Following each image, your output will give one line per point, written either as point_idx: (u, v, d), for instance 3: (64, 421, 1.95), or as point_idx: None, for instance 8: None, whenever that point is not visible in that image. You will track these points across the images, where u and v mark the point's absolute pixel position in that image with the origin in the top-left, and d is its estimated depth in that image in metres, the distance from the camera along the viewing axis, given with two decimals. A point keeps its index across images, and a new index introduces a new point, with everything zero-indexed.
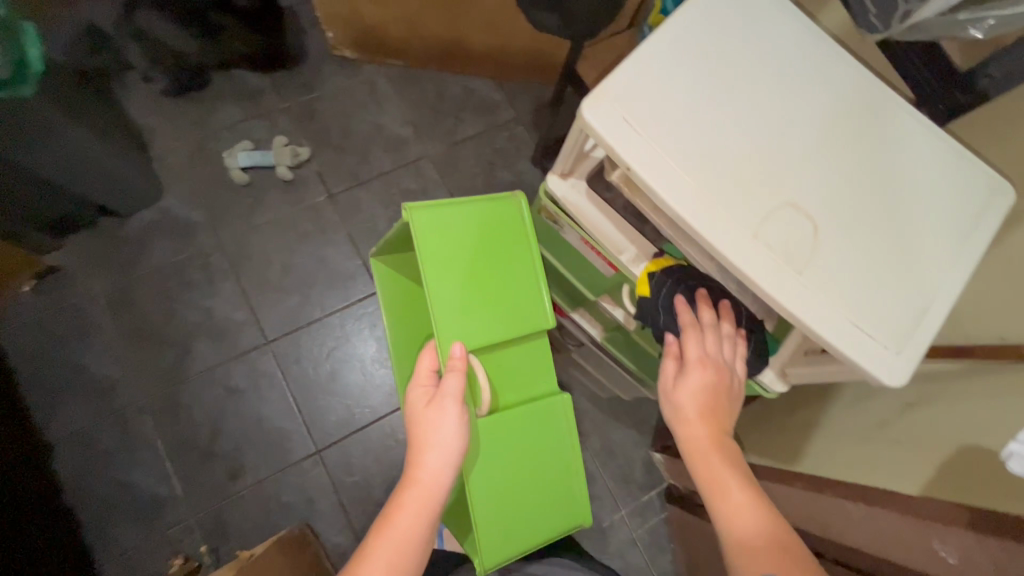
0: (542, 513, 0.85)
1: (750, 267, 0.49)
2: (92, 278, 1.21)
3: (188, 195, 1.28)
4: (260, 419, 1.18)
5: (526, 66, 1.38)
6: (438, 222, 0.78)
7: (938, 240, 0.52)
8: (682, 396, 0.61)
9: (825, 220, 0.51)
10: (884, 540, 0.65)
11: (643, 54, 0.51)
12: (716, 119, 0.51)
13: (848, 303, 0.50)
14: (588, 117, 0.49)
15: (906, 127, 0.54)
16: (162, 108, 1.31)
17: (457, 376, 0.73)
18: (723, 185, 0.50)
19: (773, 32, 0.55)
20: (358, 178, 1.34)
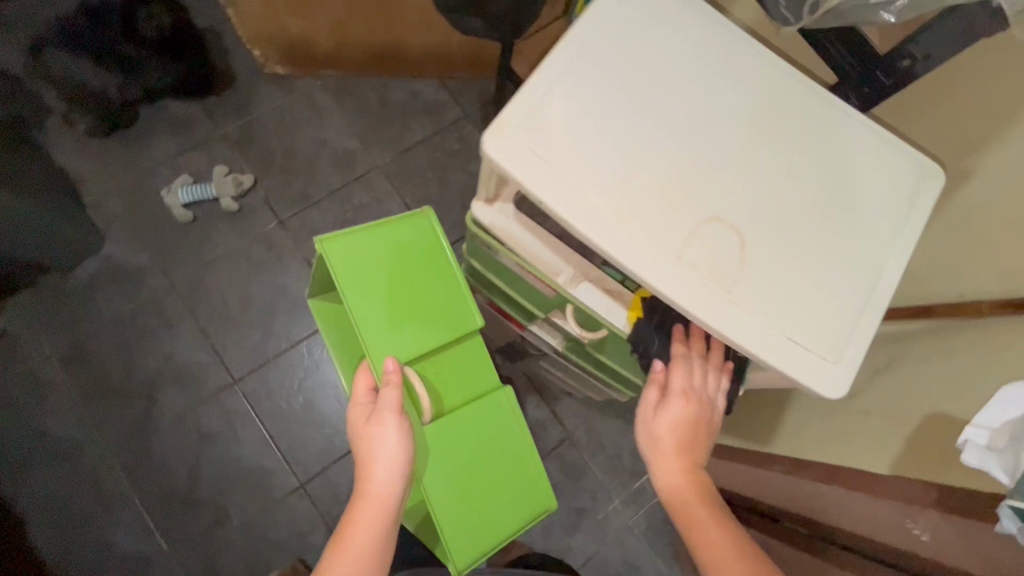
0: (506, 507, 0.84)
1: (676, 291, 0.47)
2: (42, 339, 1.16)
3: (132, 239, 1.22)
4: (238, 461, 1.15)
5: (466, 61, 1.33)
6: (354, 251, 0.79)
7: (868, 239, 0.51)
8: (661, 426, 0.62)
9: (751, 231, 0.49)
10: (865, 520, 0.66)
11: (544, 76, 0.49)
12: (627, 139, 0.49)
13: (782, 316, 0.48)
14: (490, 152, 0.46)
15: (826, 120, 0.53)
16: (90, 150, 1.24)
17: (394, 390, 0.72)
18: (642, 207, 0.48)
19: (681, 35, 0.52)
20: (307, 199, 1.29)
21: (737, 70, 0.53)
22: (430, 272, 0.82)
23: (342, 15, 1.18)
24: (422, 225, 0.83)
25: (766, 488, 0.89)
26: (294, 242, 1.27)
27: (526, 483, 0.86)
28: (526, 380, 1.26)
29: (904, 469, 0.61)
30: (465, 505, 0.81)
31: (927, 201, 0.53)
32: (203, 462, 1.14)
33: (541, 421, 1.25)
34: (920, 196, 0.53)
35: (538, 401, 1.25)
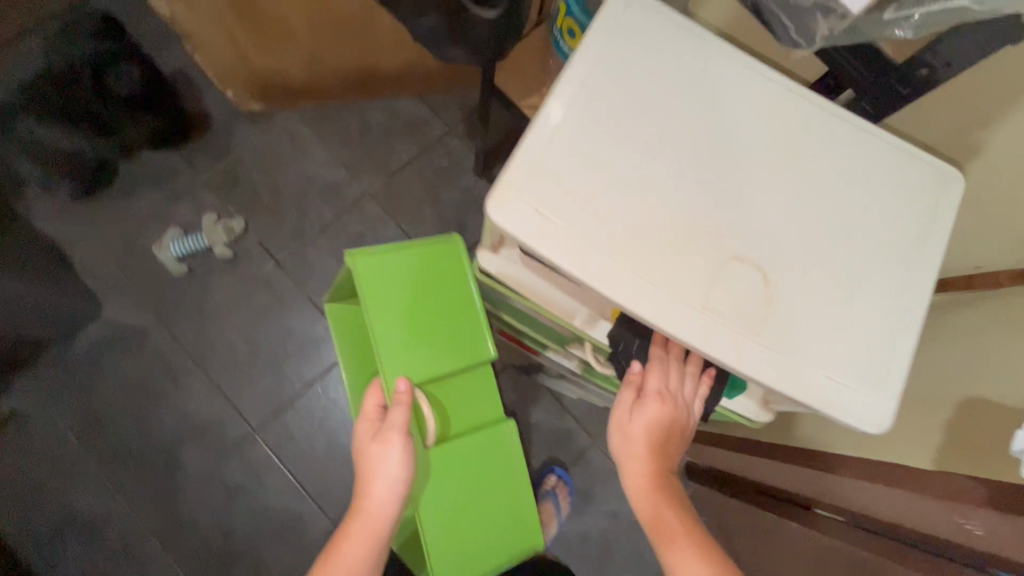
0: (490, 534, 0.84)
1: (704, 341, 0.46)
2: (55, 413, 1.14)
3: (129, 300, 1.20)
4: (268, 510, 1.15)
5: (443, 77, 1.28)
6: (382, 267, 0.75)
7: (895, 259, 0.50)
8: (637, 426, 0.60)
9: (774, 267, 0.48)
10: (902, 513, 0.65)
11: (545, 129, 0.47)
12: (636, 186, 0.47)
13: (814, 351, 0.47)
14: (494, 219, 0.45)
15: (836, 134, 0.51)
16: (74, 216, 1.21)
17: (403, 411, 0.70)
18: (656, 257, 0.46)
19: (680, 63, 0.50)
20: (301, 236, 1.26)
21: (741, 95, 0.50)
22: (451, 297, 0.78)
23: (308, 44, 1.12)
24: (452, 252, 0.78)
25: (795, 478, 0.88)
26: (294, 282, 1.24)
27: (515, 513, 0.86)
28: (545, 392, 1.25)
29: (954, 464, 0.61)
30: (451, 528, 0.81)
31: (950, 211, 0.51)
32: (233, 516, 1.14)
33: (564, 431, 1.24)
34: (942, 206, 0.51)
35: (559, 411, 1.25)
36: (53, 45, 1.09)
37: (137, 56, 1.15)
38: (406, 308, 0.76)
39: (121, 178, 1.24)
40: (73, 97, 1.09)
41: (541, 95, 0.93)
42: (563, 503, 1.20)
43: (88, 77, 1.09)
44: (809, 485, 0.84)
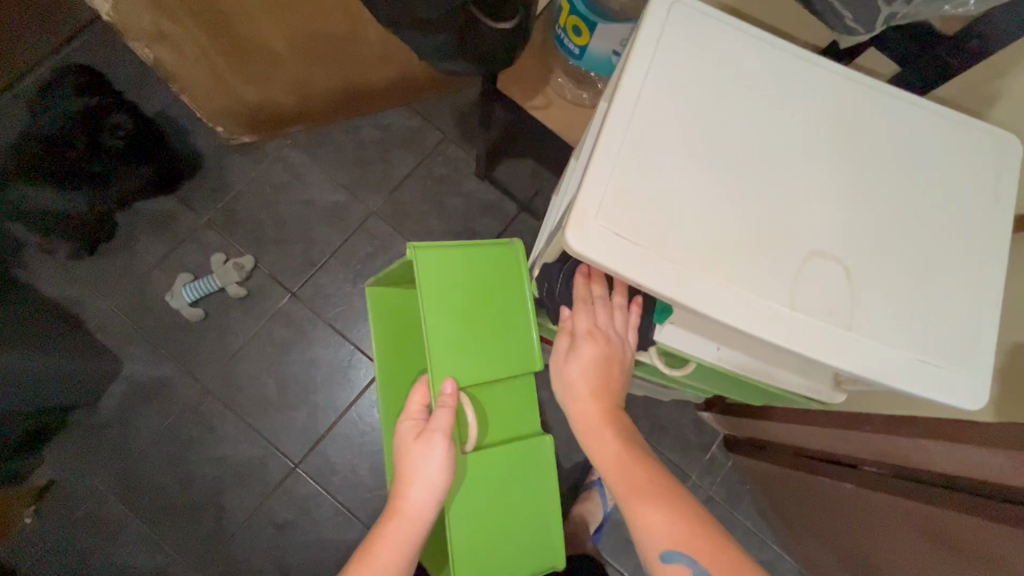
0: (518, 548, 0.77)
1: (800, 341, 0.47)
2: (91, 478, 1.13)
3: (149, 352, 1.18)
4: (322, 541, 1.14)
5: (434, 84, 1.25)
6: (442, 264, 0.72)
7: (961, 232, 0.52)
8: (575, 370, 0.64)
9: (850, 257, 0.49)
10: (972, 467, 0.67)
11: (611, 155, 0.48)
12: (708, 197, 0.48)
13: (902, 335, 0.49)
14: (578, 249, 0.45)
15: (888, 119, 0.53)
16: (79, 275, 1.19)
17: (447, 414, 0.68)
18: (741, 265, 0.48)
19: (730, 69, 0.51)
20: (312, 264, 1.25)
21: (789, 92, 0.52)
22: (505, 299, 0.75)
23: (300, 72, 1.08)
24: (508, 258, 0.77)
25: (841, 440, 0.91)
26: (312, 310, 1.23)
27: (541, 526, 0.79)
28: None
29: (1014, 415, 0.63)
30: (479, 539, 0.75)
31: (1005, 176, 0.53)
32: (287, 552, 1.13)
33: None
34: (996, 173, 0.53)
35: None
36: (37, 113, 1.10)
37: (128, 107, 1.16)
38: (460, 309, 0.73)
39: (120, 230, 1.21)
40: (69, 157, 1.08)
41: (545, 94, 0.92)
42: (610, 495, 1.19)
43: (80, 130, 1.10)
44: (857, 447, 0.87)
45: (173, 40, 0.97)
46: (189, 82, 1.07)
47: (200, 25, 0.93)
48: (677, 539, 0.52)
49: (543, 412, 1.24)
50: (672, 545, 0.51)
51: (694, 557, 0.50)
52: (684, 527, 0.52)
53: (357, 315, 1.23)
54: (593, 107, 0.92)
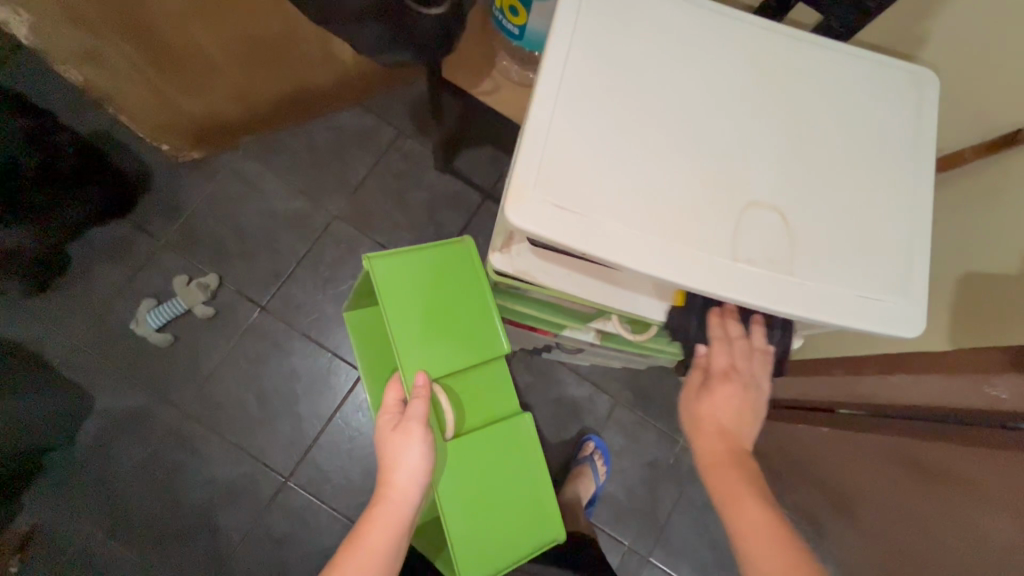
0: (513, 528, 0.77)
1: (746, 294, 0.45)
2: (77, 518, 1.10)
3: (120, 383, 1.15)
4: (324, 551, 1.14)
5: (380, 80, 1.23)
6: (399, 265, 0.72)
7: (893, 171, 0.50)
8: (704, 406, 0.61)
9: (789, 204, 0.47)
10: (931, 395, 0.70)
11: (544, 119, 0.45)
12: (641, 156, 0.46)
13: (848, 276, 0.47)
14: (518, 224, 0.43)
15: (816, 58, 0.51)
16: (36, 312, 1.15)
17: (422, 404, 0.68)
18: (683, 221, 0.45)
19: (654, 21, 0.49)
20: (280, 275, 1.22)
21: (717, 44, 0.50)
22: (463, 293, 0.74)
23: (241, 79, 1.04)
24: (464, 254, 0.75)
25: (823, 385, 0.93)
26: (285, 321, 1.21)
27: (538, 504, 0.78)
28: (560, 365, 1.27)
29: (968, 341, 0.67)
30: (471, 522, 0.75)
31: (934, 109, 0.52)
32: (289, 567, 1.13)
33: (587, 397, 1.27)
34: (924, 109, 0.52)
35: (577, 380, 1.27)
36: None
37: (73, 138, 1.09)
38: (420, 309, 0.73)
39: (75, 262, 1.18)
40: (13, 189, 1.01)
41: (492, 78, 0.91)
42: (601, 468, 1.21)
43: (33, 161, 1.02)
44: (835, 391, 0.89)
45: (105, 59, 0.93)
46: (126, 100, 1.04)
47: (129, 42, 0.89)
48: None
49: (529, 395, 1.25)
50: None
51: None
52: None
53: (331, 321, 1.22)
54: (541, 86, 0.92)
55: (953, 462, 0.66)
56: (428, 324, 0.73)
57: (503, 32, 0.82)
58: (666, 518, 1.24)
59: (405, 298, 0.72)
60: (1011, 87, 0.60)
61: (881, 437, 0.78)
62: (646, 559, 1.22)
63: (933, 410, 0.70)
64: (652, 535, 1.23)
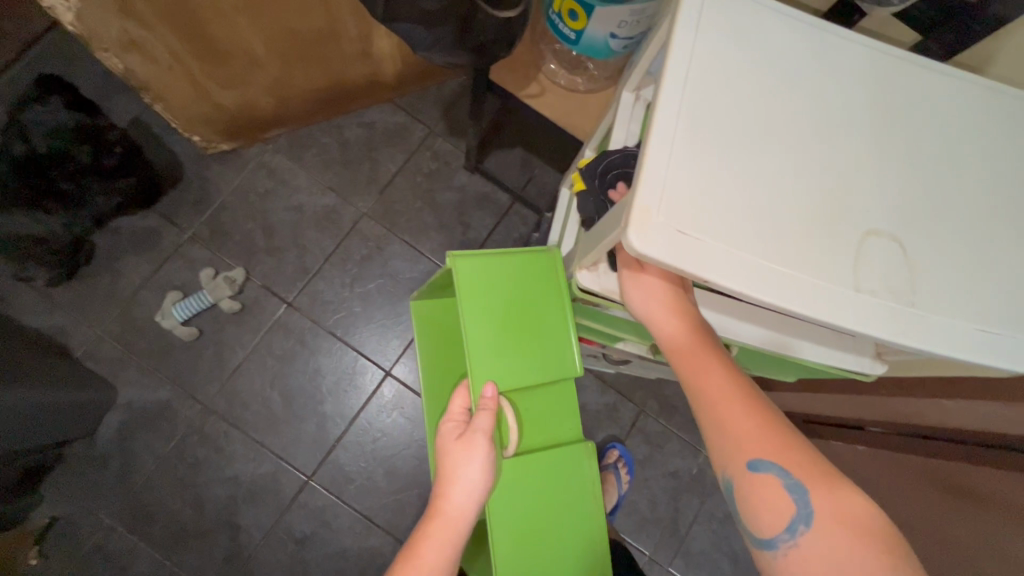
0: (563, 549, 0.76)
1: (867, 325, 0.43)
2: (97, 511, 1.09)
3: (144, 376, 1.14)
4: (344, 551, 1.13)
5: (414, 78, 1.22)
6: (484, 270, 0.71)
7: (1011, 199, 0.48)
8: (634, 285, 0.56)
9: (908, 232, 0.46)
10: (989, 421, 0.69)
11: (665, 142, 0.43)
12: (761, 179, 0.44)
13: (970, 308, 0.45)
14: (640, 249, 0.41)
15: (929, 82, 0.49)
16: (60, 302, 1.14)
17: (490, 417, 0.67)
18: (803, 249, 0.44)
19: (771, 40, 0.47)
20: (306, 271, 1.21)
21: (834, 66, 0.48)
22: (542, 305, 0.72)
23: (278, 72, 1.03)
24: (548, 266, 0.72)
25: (859, 403, 0.93)
26: (311, 319, 1.19)
27: (584, 528, 0.77)
28: (585, 372, 1.26)
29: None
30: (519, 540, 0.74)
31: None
32: (309, 566, 1.11)
33: (611, 406, 1.26)
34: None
35: (602, 388, 1.27)
36: (13, 123, 1.00)
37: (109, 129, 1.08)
38: (497, 315, 0.71)
39: (100, 252, 1.16)
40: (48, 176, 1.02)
41: (538, 82, 0.90)
42: (624, 478, 1.19)
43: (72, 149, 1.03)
44: (872, 409, 0.90)
45: (145, 47, 0.89)
46: (164, 92, 1.01)
47: (173, 32, 0.87)
48: (770, 450, 0.49)
49: None
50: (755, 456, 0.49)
51: (784, 467, 0.48)
52: (779, 442, 0.49)
53: (357, 320, 1.21)
54: (587, 91, 0.91)
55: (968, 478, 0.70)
56: (504, 332, 0.71)
57: (557, 35, 0.81)
58: (688, 529, 1.23)
59: (483, 303, 0.71)
60: None
61: (908, 456, 0.81)
62: (667, 569, 1.22)
63: (963, 435, 0.72)
64: (673, 546, 1.23)
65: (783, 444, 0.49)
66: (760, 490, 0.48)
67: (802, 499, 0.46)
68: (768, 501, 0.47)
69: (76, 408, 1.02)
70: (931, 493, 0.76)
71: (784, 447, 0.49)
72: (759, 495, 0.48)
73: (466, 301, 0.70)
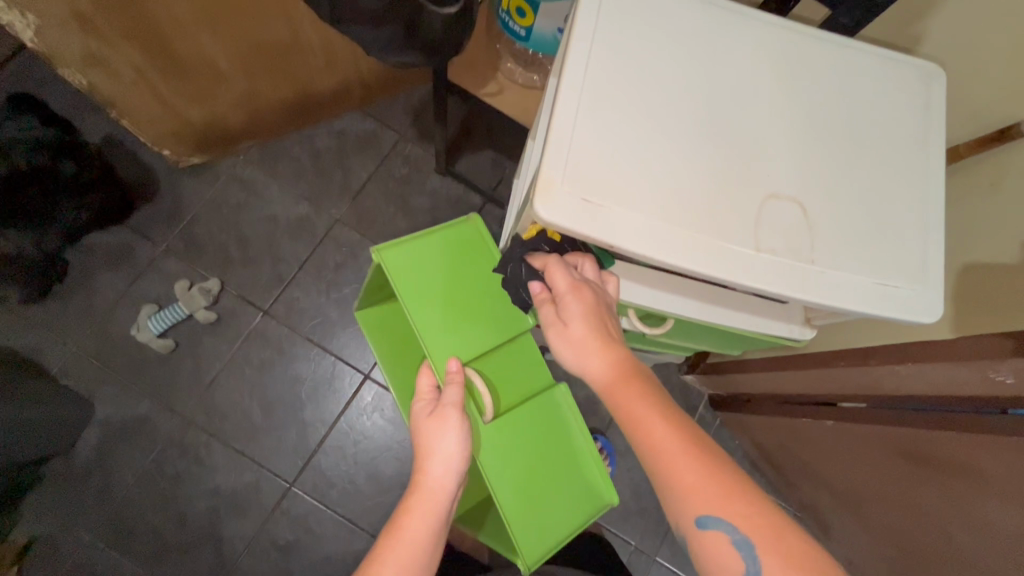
0: (566, 504, 0.76)
1: (765, 282, 0.47)
2: (77, 528, 1.08)
3: (122, 391, 1.14)
4: (328, 558, 1.12)
5: (382, 85, 1.24)
6: (412, 255, 0.75)
7: (903, 162, 0.52)
8: (565, 350, 0.57)
9: (805, 195, 0.49)
10: (940, 384, 0.71)
11: (569, 118, 0.47)
12: (664, 148, 0.48)
13: (863, 262, 0.49)
14: (546, 219, 0.45)
15: (826, 53, 0.53)
16: (35, 321, 1.14)
17: (457, 389, 0.68)
18: (704, 214, 0.47)
19: (671, 21, 0.51)
20: (282, 280, 1.22)
21: (734, 42, 0.52)
22: (477, 271, 0.76)
23: (246, 84, 1.05)
24: (470, 234, 0.78)
25: (816, 380, 0.93)
26: (287, 326, 1.20)
27: (578, 473, 0.77)
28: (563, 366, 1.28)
29: (974, 326, 0.66)
30: (532, 511, 0.75)
31: (939, 100, 0.54)
32: (293, 574, 1.11)
33: (591, 398, 1.27)
34: (930, 103, 0.54)
35: (580, 381, 1.28)
36: None
37: (84, 146, 1.10)
38: (440, 294, 0.74)
39: (74, 270, 1.16)
40: (23, 194, 1.02)
41: (497, 82, 0.92)
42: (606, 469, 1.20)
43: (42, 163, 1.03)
44: (830, 383, 0.90)
45: (110, 63, 0.91)
46: (131, 107, 1.03)
47: (136, 47, 0.88)
48: (716, 507, 0.48)
49: None
50: (700, 512, 0.48)
51: (731, 524, 0.47)
52: (723, 495, 0.48)
53: (334, 326, 1.21)
54: (545, 88, 0.93)
55: (964, 452, 0.69)
56: (451, 307, 0.74)
57: (509, 34, 0.83)
58: None
59: (424, 287, 0.74)
60: (1009, 78, 0.62)
61: (871, 427, 0.83)
62: (653, 559, 1.22)
63: (924, 398, 0.74)
64: (658, 536, 1.23)
65: (727, 497, 0.48)
66: (710, 549, 0.47)
67: (751, 558, 0.46)
68: (717, 563, 0.47)
69: (55, 424, 1.02)
70: (908, 465, 0.79)
71: (730, 502, 0.48)
72: (709, 551, 0.47)
73: (406, 293, 0.73)
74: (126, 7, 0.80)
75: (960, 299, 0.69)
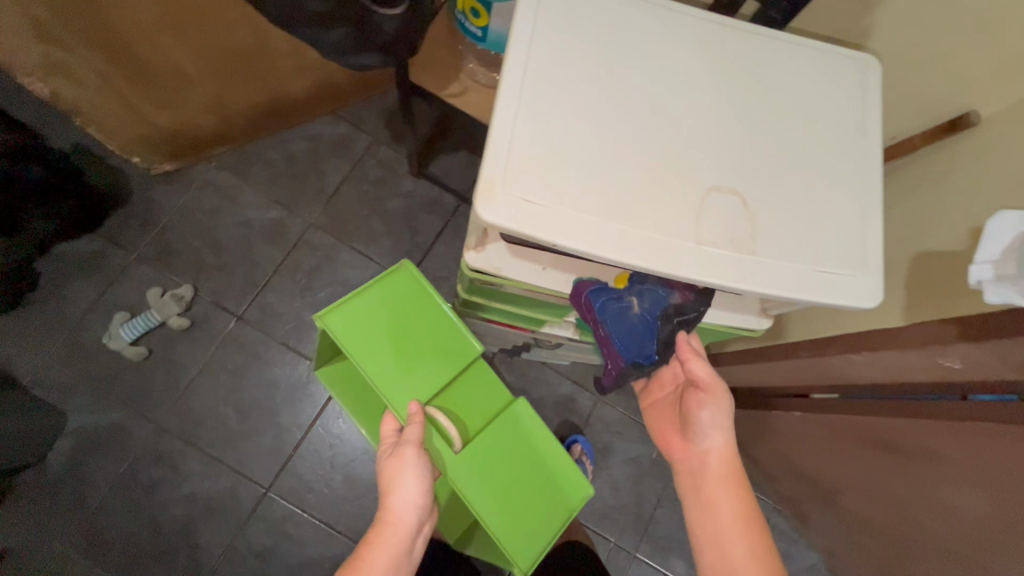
0: (550, 507, 0.77)
1: (706, 274, 0.48)
2: (50, 539, 1.08)
3: (94, 400, 1.13)
4: (305, 561, 1.12)
5: (354, 88, 1.25)
6: (353, 314, 0.75)
7: (844, 153, 0.53)
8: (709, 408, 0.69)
9: (745, 187, 0.50)
10: (896, 371, 0.71)
11: (507, 119, 0.47)
12: (604, 146, 0.48)
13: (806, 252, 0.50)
14: (488, 220, 0.45)
15: (764, 48, 0.54)
16: (6, 331, 1.13)
17: (419, 426, 0.70)
18: (645, 209, 0.48)
19: (610, 20, 0.52)
20: (256, 285, 1.22)
21: (674, 40, 0.52)
22: (420, 313, 0.77)
23: (212, 91, 1.05)
24: (404, 278, 0.77)
25: (790, 372, 0.93)
26: (262, 331, 1.20)
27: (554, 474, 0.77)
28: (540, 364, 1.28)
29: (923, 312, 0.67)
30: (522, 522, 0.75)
31: (877, 92, 0.55)
32: None
33: (569, 396, 1.28)
34: (869, 94, 0.55)
35: (558, 379, 1.28)
36: None
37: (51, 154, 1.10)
38: (388, 345, 0.76)
39: (44, 280, 1.16)
40: None
41: (459, 82, 0.93)
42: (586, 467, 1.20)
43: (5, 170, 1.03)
44: (799, 374, 0.91)
45: (71, 70, 0.94)
46: (97, 112, 1.05)
47: (95, 54, 0.89)
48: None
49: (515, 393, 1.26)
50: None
51: None
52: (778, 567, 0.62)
53: (309, 329, 1.21)
54: None
55: (922, 437, 0.70)
56: (402, 355, 0.76)
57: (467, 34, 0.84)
58: (652, 513, 1.25)
59: (371, 344, 0.75)
60: (950, 68, 0.63)
61: (840, 417, 0.83)
62: (632, 555, 1.23)
63: (887, 386, 0.74)
64: (638, 531, 1.23)
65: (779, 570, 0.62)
66: None
67: None
68: None
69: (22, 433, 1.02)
70: (876, 455, 0.79)
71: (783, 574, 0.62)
72: None
73: (357, 354, 0.75)
74: (82, 12, 0.81)
75: (914, 287, 0.69)
